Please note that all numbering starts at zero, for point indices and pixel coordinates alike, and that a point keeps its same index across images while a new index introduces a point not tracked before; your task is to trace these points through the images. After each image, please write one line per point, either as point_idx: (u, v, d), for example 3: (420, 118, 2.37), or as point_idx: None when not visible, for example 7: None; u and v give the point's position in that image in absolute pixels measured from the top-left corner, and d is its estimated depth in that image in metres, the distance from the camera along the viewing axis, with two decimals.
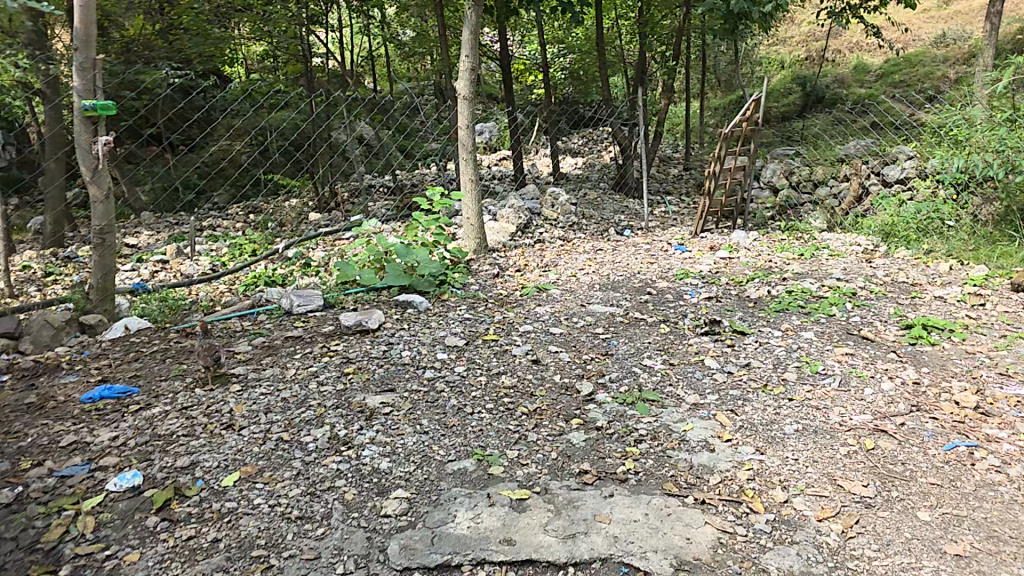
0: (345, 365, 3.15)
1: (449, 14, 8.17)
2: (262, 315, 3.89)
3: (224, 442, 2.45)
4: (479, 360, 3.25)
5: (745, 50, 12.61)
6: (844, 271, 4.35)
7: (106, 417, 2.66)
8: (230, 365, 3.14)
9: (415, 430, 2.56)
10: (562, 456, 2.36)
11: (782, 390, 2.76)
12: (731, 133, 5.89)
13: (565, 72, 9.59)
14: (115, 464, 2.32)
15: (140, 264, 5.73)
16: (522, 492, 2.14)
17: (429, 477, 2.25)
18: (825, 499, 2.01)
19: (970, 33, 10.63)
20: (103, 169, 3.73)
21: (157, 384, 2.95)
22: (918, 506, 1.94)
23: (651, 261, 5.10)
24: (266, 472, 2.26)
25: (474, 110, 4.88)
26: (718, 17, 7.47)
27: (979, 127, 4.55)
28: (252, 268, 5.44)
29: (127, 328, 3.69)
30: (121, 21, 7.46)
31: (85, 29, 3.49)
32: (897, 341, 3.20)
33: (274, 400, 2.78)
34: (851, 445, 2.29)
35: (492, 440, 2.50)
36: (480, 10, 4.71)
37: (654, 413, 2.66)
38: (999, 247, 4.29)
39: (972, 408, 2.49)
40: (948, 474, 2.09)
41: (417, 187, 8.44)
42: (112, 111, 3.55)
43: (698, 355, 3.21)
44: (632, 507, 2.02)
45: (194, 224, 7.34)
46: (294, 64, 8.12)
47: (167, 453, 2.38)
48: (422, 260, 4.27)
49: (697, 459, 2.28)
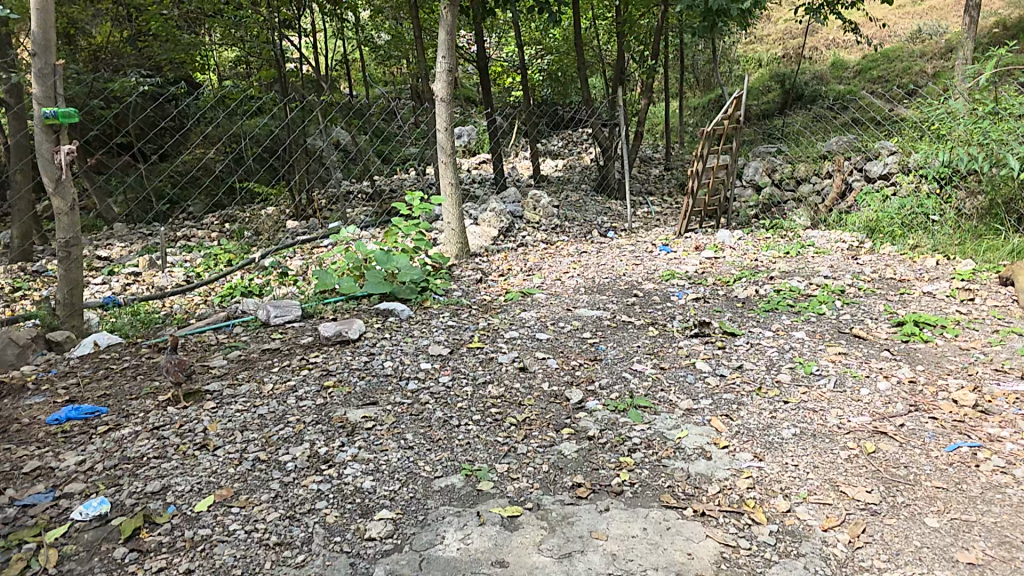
0: (325, 378, 3.02)
1: (423, 16, 8.07)
2: (238, 327, 3.75)
3: (197, 464, 2.32)
4: (464, 369, 3.14)
5: (723, 48, 12.69)
6: (831, 269, 4.30)
7: (72, 440, 2.51)
8: (203, 381, 3.00)
9: (399, 446, 2.44)
10: (554, 469, 2.26)
11: (777, 393, 2.69)
12: (712, 131, 5.86)
13: (544, 73, 9.86)
14: (81, 491, 2.17)
15: (111, 276, 5.56)
16: (513, 509, 2.03)
17: (415, 496, 2.14)
18: (828, 507, 1.93)
19: (945, 27, 10.74)
20: (68, 180, 3.55)
21: (127, 403, 2.80)
22: (926, 512, 1.86)
23: (637, 262, 5.04)
24: (242, 495, 2.13)
25: (453, 112, 4.75)
26: (696, 15, 7.42)
27: (962, 120, 4.54)
28: (228, 278, 5.29)
29: (96, 344, 3.52)
30: (88, 29, 7.37)
31: (44, 33, 3.33)
32: (890, 339, 3.15)
33: (250, 417, 2.65)
34: (851, 449, 2.23)
35: (480, 453, 2.39)
36: (457, 9, 4.57)
37: (647, 420, 2.57)
38: (986, 241, 4.27)
39: (971, 407, 2.44)
40: (954, 476, 2.03)
41: (397, 193, 8.33)
42: (75, 119, 3.38)
43: (688, 358, 3.14)
44: (630, 521, 1.93)
45: (168, 235, 7.16)
46: (268, 69, 7.89)
47: (136, 477, 2.24)
48: (403, 267, 4.12)
49: (694, 468, 2.20)
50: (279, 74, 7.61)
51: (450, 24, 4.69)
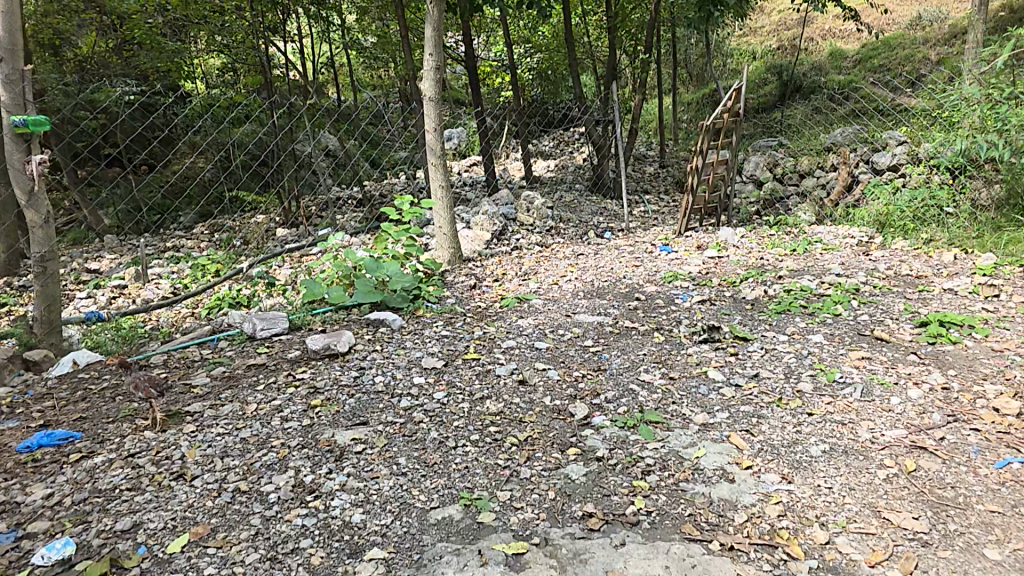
0: (313, 396, 2.79)
1: (410, 16, 7.88)
2: (223, 341, 3.52)
3: (172, 497, 2.09)
4: (460, 383, 2.92)
5: (716, 41, 12.55)
6: (843, 267, 4.11)
7: (42, 471, 2.28)
8: (183, 402, 2.77)
9: (392, 472, 2.22)
10: (562, 496, 2.05)
11: (799, 404, 2.49)
12: (712, 125, 5.64)
13: (533, 72, 9.60)
14: (45, 531, 1.93)
15: (96, 290, 5.32)
16: (519, 545, 1.81)
17: (410, 531, 1.91)
18: (873, 537, 1.73)
19: (946, 12, 10.62)
20: (41, 191, 3.29)
21: (103, 427, 2.57)
22: (984, 542, 1.68)
23: (637, 263, 4.84)
24: (219, 533, 1.90)
25: (442, 114, 4.48)
26: (691, 7, 7.20)
27: (978, 107, 4.38)
28: (215, 289, 5.08)
29: (75, 362, 3.28)
30: (74, 39, 7.19)
31: (9, 37, 3.10)
32: (914, 341, 2.96)
33: (232, 441, 2.43)
34: (889, 467, 2.03)
35: (480, 479, 2.17)
36: (444, 4, 4.30)
37: (660, 437, 2.36)
38: (1005, 233, 4.09)
39: (1015, 416, 2.27)
40: (1009, 499, 1.84)
41: (387, 198, 8.12)
42: (47, 127, 3.12)
43: (699, 366, 2.93)
44: (650, 559, 1.71)
45: (156, 246, 6.93)
46: (255, 75, 7.53)
47: (107, 513, 2.00)
48: (394, 274, 3.90)
49: (716, 493, 1.99)
50: (265, 80, 7.33)
51: (437, 19, 4.42)
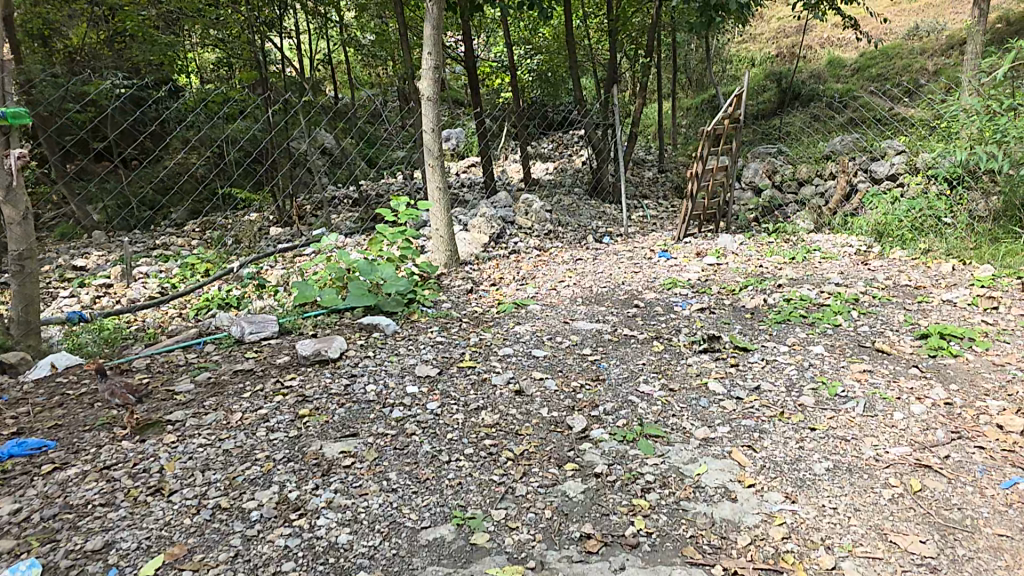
0: (301, 405, 2.72)
1: (410, 13, 7.82)
2: (209, 345, 3.44)
3: (148, 514, 2.01)
4: (455, 393, 2.85)
5: (716, 47, 12.56)
6: (842, 276, 4.07)
7: (10, 483, 2.19)
8: (165, 410, 2.70)
9: (382, 488, 2.15)
10: (559, 516, 1.98)
11: (801, 419, 2.44)
12: (712, 131, 5.61)
13: (533, 74, 9.51)
14: (10, 550, 1.84)
15: (81, 289, 5.21)
16: (514, 569, 1.75)
17: (399, 553, 1.85)
18: (879, 562, 1.68)
19: (945, 22, 10.66)
20: (19, 188, 3.19)
21: (78, 436, 2.49)
22: (993, 568, 1.63)
23: (636, 269, 4.78)
24: (197, 554, 1.83)
25: (440, 113, 4.41)
26: (693, 11, 7.17)
27: (977, 117, 4.36)
28: (204, 290, 5.00)
29: (53, 365, 3.19)
30: (64, 31, 7.15)
31: None
32: (916, 353, 2.92)
33: (214, 453, 2.35)
34: (895, 487, 1.98)
35: (473, 497, 2.11)
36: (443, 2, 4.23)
37: (660, 452, 2.31)
38: (1003, 245, 4.06)
39: (1018, 433, 2.23)
40: (1015, 521, 1.80)
41: (382, 198, 8.04)
42: (25, 120, 3.00)
43: (699, 377, 2.88)
44: None
45: (144, 244, 6.82)
46: (249, 70, 7.39)
47: (77, 532, 1.92)
48: (388, 277, 3.84)
49: (718, 513, 1.93)
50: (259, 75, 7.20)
51: (436, 18, 4.37)
